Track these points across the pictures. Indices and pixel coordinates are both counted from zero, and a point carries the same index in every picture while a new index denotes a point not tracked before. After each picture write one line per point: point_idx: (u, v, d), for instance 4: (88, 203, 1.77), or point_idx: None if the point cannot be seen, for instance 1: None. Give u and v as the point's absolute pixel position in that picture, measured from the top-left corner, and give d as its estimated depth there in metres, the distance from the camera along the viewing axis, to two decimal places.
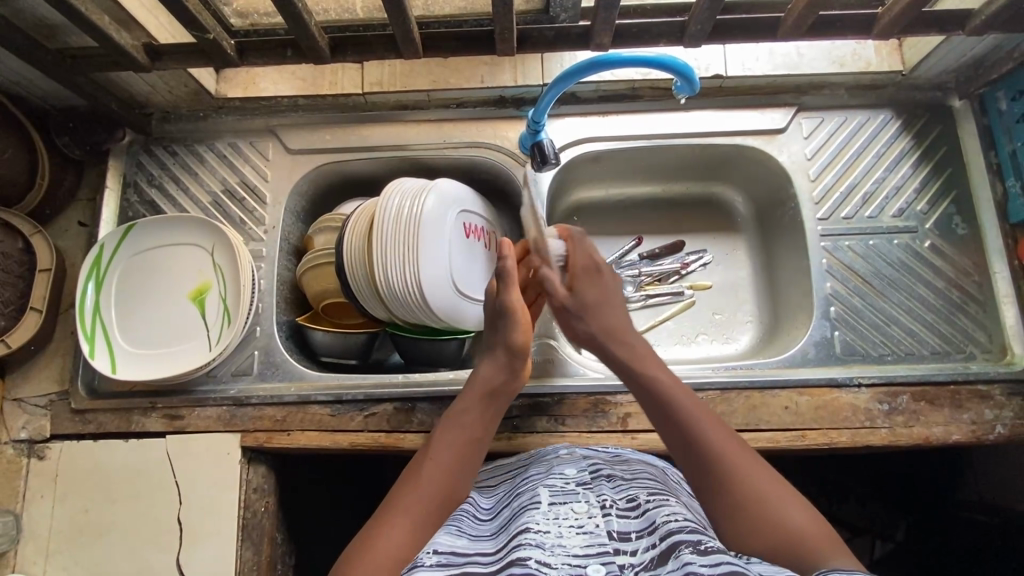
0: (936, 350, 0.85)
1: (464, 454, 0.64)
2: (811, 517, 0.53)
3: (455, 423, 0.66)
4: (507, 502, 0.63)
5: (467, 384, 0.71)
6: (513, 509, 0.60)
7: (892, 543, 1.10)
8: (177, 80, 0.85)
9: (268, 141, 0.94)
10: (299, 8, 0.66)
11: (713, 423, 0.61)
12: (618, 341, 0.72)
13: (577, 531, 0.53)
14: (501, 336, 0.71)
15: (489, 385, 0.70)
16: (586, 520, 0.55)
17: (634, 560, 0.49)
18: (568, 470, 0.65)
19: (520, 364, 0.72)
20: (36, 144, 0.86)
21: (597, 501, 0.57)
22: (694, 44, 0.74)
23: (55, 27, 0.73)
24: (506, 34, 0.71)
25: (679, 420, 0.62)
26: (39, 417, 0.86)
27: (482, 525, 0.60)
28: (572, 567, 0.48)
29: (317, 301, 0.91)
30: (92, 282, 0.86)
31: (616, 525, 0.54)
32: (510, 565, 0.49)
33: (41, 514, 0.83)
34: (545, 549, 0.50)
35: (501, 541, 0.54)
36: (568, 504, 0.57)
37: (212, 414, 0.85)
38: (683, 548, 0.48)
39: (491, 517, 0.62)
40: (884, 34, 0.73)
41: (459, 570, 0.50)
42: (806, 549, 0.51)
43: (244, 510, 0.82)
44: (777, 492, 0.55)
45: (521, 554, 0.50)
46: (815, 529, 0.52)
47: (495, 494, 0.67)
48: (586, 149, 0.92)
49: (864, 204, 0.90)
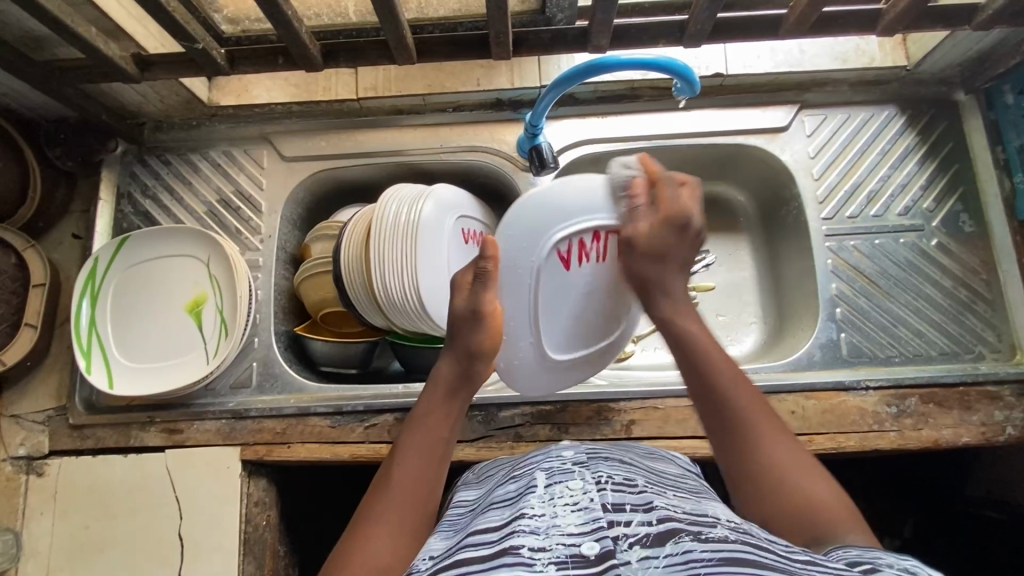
0: (943, 350, 0.84)
1: (433, 460, 0.61)
2: (838, 496, 0.53)
3: (423, 426, 0.63)
4: (502, 484, 0.61)
5: (431, 381, 0.67)
6: (507, 492, 0.57)
7: (900, 540, 1.07)
8: (168, 88, 0.83)
9: (261, 148, 0.93)
10: (288, 16, 0.64)
11: (756, 408, 0.58)
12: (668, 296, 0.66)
13: (571, 509, 0.50)
14: (461, 342, 0.66)
15: (452, 383, 0.66)
16: (581, 496, 0.52)
17: (629, 532, 0.46)
18: (566, 452, 0.61)
19: (482, 366, 0.67)
20: (27, 157, 0.85)
21: (593, 478, 0.54)
22: (694, 45, 0.72)
23: (39, 38, 0.71)
24: (501, 38, 0.70)
25: (713, 385, 0.60)
26: (37, 434, 0.85)
27: (475, 512, 0.57)
28: (566, 547, 0.45)
29: (315, 310, 0.90)
30: (87, 296, 0.84)
31: (611, 498, 0.51)
32: (503, 553, 0.46)
33: (41, 531, 0.82)
34: (539, 534, 0.47)
35: (495, 521, 0.51)
36: (564, 483, 0.54)
37: (211, 427, 0.84)
38: (683, 534, 0.45)
39: (486, 500, 0.59)
40: (889, 30, 0.72)
41: (452, 561, 0.48)
42: (821, 520, 0.51)
43: (245, 524, 0.81)
44: (796, 465, 0.55)
45: (513, 541, 0.47)
46: (834, 504, 0.52)
47: (492, 481, 0.65)
48: (585, 151, 0.90)
49: (869, 203, 0.88)
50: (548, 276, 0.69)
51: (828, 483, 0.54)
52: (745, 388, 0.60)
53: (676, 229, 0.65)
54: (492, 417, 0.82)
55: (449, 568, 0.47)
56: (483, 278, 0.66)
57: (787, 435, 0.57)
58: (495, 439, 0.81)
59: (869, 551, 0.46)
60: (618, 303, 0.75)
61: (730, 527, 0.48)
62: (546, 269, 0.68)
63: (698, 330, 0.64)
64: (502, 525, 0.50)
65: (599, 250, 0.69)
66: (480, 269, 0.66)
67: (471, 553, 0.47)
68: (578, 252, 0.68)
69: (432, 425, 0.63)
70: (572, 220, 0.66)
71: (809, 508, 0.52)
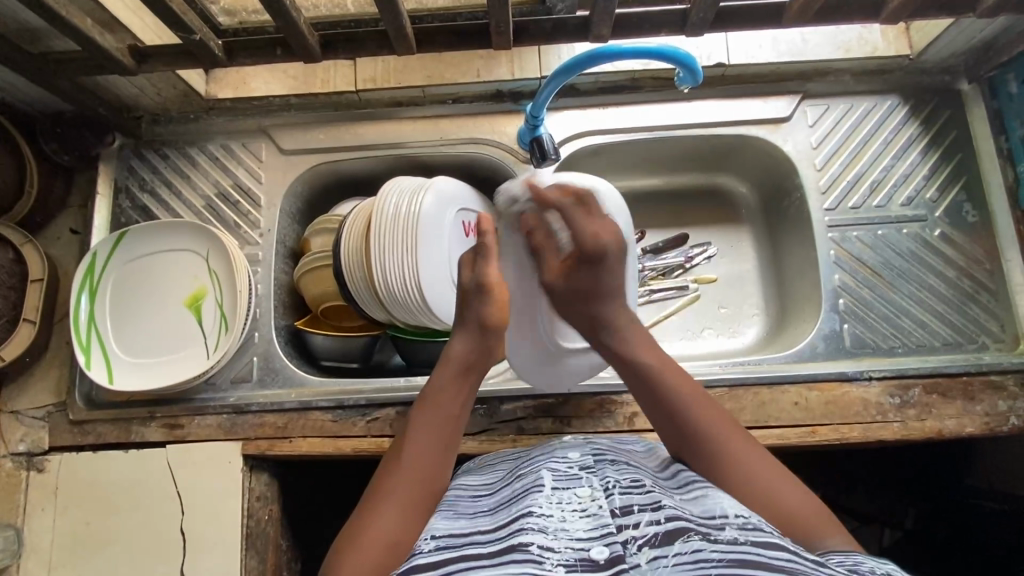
0: (947, 341, 0.84)
1: (446, 435, 0.61)
2: (812, 503, 0.54)
3: (434, 402, 0.62)
4: (507, 481, 0.59)
5: (442, 358, 0.66)
6: (513, 489, 0.56)
7: (902, 531, 1.09)
8: (165, 81, 0.83)
9: (260, 141, 0.92)
10: (286, 5, 0.63)
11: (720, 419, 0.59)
12: (611, 331, 0.67)
13: (581, 514, 0.50)
14: (472, 313, 0.66)
15: (463, 359, 0.65)
16: (590, 502, 0.51)
17: (638, 533, 0.46)
18: (571, 453, 0.61)
19: (496, 342, 0.67)
20: (24, 151, 0.84)
21: (601, 484, 0.53)
22: (697, 34, 0.72)
23: (35, 30, 0.70)
24: (501, 27, 0.69)
25: (678, 411, 0.60)
26: (37, 430, 0.84)
27: (482, 503, 0.57)
28: (575, 551, 0.46)
29: (315, 304, 0.90)
30: (86, 291, 0.84)
31: (619, 501, 0.50)
32: (511, 550, 0.46)
33: (42, 527, 0.82)
34: (547, 533, 0.48)
35: (503, 518, 0.51)
36: (572, 488, 0.53)
37: (213, 422, 0.83)
38: (692, 534, 0.45)
39: (494, 493, 0.58)
40: (893, 18, 0.71)
41: (460, 552, 0.48)
42: (802, 527, 0.52)
43: (247, 518, 0.81)
44: (768, 474, 0.55)
45: (522, 538, 0.47)
46: (808, 513, 0.53)
47: (497, 474, 0.64)
48: (588, 143, 0.90)
49: (871, 193, 0.88)
50: None
51: (794, 483, 0.55)
52: (708, 406, 0.60)
53: (585, 262, 0.66)
54: (495, 410, 0.81)
55: (455, 560, 0.47)
56: (487, 254, 0.68)
57: (756, 445, 0.58)
58: (497, 432, 0.81)
59: (851, 555, 0.47)
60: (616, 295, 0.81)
61: (739, 527, 0.47)
62: None
63: (654, 359, 0.64)
64: (510, 522, 0.50)
65: None
66: (480, 245, 0.68)
67: (480, 552, 0.48)
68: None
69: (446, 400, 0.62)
70: None
71: (792, 522, 0.52)
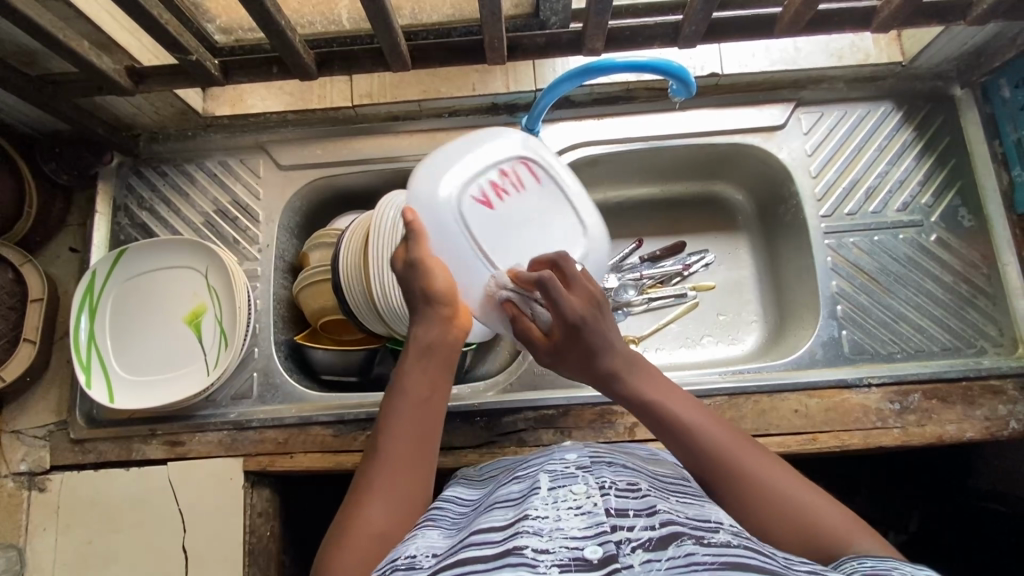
0: (946, 346, 0.84)
1: (419, 418, 0.57)
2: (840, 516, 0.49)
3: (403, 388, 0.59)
4: (503, 485, 0.59)
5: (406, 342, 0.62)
6: (511, 492, 0.56)
7: (906, 534, 1.06)
8: (163, 100, 0.83)
9: (258, 157, 0.92)
10: (282, 26, 0.64)
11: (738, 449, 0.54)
12: (617, 380, 0.59)
13: (576, 513, 0.49)
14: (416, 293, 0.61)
15: (427, 341, 0.60)
16: (585, 500, 0.50)
17: (632, 536, 0.45)
18: (569, 454, 0.60)
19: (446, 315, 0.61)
20: (24, 171, 0.84)
21: (595, 482, 0.53)
22: (689, 45, 0.72)
23: (34, 53, 0.71)
24: (496, 43, 0.70)
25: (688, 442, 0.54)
26: (39, 449, 0.85)
27: (476, 511, 0.56)
28: (569, 550, 0.44)
29: (315, 318, 0.90)
30: (85, 311, 0.84)
31: (614, 503, 0.49)
32: (505, 554, 0.45)
33: (44, 547, 0.81)
34: (543, 535, 0.46)
35: (499, 521, 0.49)
36: (568, 486, 0.53)
37: (214, 438, 0.83)
38: (685, 538, 0.44)
39: (488, 499, 0.57)
40: (883, 27, 0.72)
41: (457, 558, 0.46)
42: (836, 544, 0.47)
43: (249, 535, 0.81)
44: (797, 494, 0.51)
45: (517, 542, 0.46)
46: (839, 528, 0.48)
47: (494, 482, 0.64)
48: (582, 153, 0.90)
49: (867, 199, 0.88)
50: (472, 220, 0.65)
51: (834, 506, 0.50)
52: (720, 432, 0.54)
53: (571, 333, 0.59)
54: (495, 423, 0.81)
55: (451, 566, 0.45)
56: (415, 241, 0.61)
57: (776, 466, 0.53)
58: (498, 445, 0.81)
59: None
60: (561, 226, 0.70)
61: (733, 533, 0.46)
62: (468, 212, 0.65)
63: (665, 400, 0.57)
64: (506, 526, 0.48)
65: (512, 185, 0.69)
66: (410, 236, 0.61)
67: (476, 556, 0.45)
68: (493, 191, 0.67)
69: (415, 382, 0.59)
70: (470, 165, 0.67)
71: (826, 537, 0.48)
